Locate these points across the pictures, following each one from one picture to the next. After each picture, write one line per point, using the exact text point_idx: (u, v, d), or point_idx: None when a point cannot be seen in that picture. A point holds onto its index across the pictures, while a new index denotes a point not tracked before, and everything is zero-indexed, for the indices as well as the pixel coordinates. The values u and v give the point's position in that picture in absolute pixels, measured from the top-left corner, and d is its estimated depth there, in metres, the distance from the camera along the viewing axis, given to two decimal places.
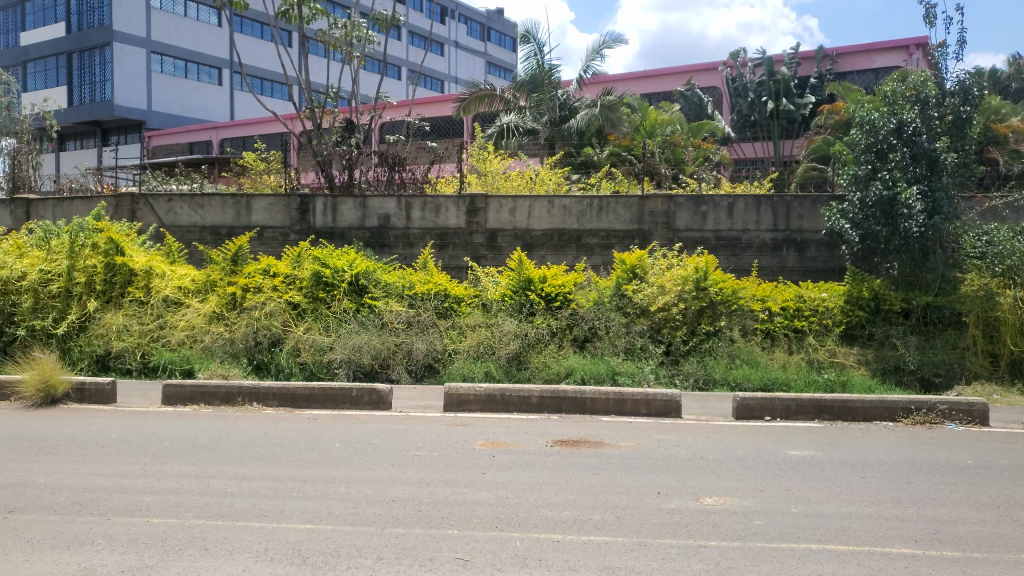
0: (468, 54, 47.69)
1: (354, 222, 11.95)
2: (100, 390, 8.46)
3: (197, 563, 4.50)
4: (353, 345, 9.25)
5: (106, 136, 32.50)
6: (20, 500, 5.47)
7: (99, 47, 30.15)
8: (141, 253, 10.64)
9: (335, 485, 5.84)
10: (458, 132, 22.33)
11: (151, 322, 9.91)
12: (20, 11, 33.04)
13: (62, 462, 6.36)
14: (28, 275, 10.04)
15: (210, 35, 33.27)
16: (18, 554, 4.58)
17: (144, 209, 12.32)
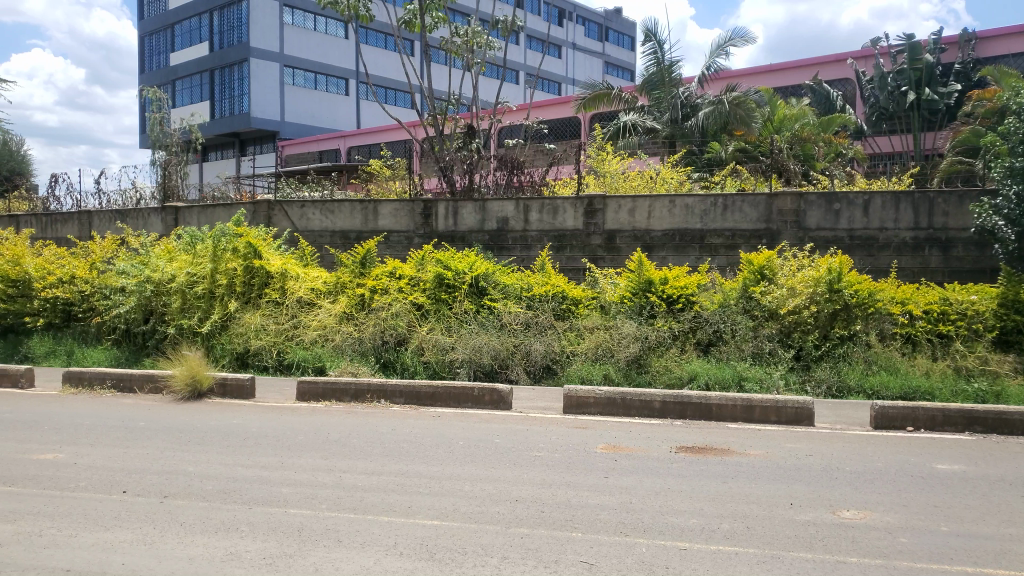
0: (587, 54, 47.64)
1: (474, 225, 12.16)
2: (241, 385, 8.99)
3: (332, 554, 4.69)
4: (473, 345, 9.40)
5: (244, 147, 34.63)
6: (173, 486, 5.89)
7: (237, 63, 32.16)
8: (276, 256, 11.23)
9: (459, 483, 5.94)
10: (575, 134, 22.31)
11: (286, 322, 10.44)
12: (170, 34, 35.83)
13: (209, 451, 6.81)
14: (177, 278, 10.82)
15: (337, 47, 34.83)
16: (173, 537, 4.92)
17: (279, 214, 13.05)
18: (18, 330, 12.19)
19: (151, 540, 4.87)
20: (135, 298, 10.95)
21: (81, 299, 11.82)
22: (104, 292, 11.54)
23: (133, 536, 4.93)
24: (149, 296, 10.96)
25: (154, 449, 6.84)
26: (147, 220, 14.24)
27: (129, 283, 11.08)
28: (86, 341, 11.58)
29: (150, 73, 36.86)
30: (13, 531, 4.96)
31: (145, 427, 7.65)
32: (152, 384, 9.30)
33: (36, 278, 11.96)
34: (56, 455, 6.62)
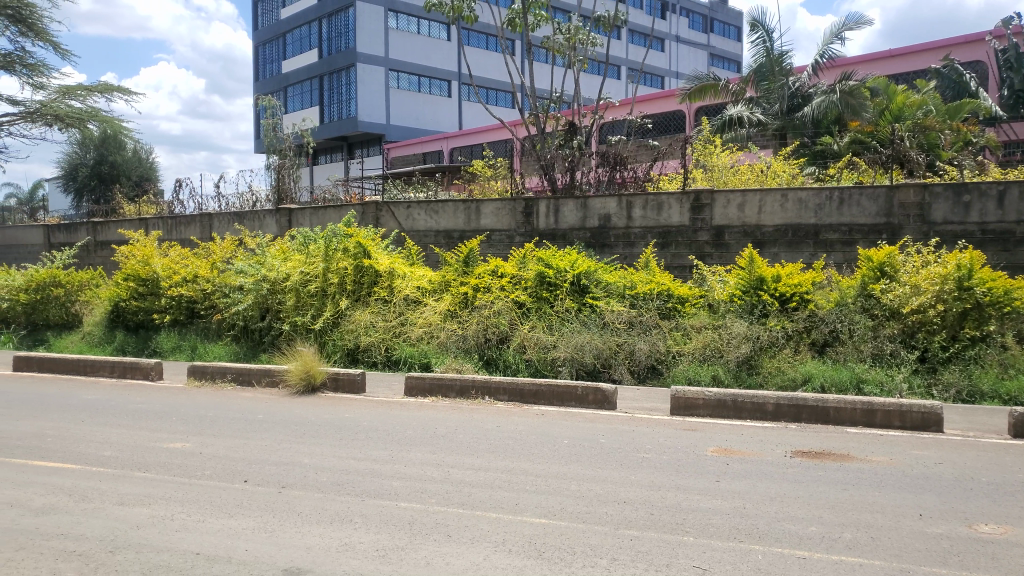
0: (691, 47, 46.66)
1: (576, 223, 12.10)
2: (352, 380, 9.26)
3: (443, 548, 4.75)
4: (576, 344, 9.32)
5: (351, 149, 35.80)
6: (291, 476, 6.12)
7: (344, 69, 33.25)
8: (384, 256, 11.52)
9: (566, 482, 5.90)
10: (680, 127, 21.92)
11: (394, 319, 10.70)
12: (282, 43, 37.48)
13: (323, 444, 7.05)
14: (292, 276, 11.29)
15: (440, 49, 35.47)
16: (291, 526, 5.11)
17: (386, 215, 13.43)
18: (147, 326, 12.98)
19: (271, 529, 5.07)
20: (253, 296, 11.49)
21: (204, 297, 12.48)
22: (224, 290, 12.16)
23: (255, 524, 5.15)
24: (265, 295, 11.46)
25: (272, 441, 7.15)
26: (263, 221, 14.92)
27: (247, 282, 11.63)
28: (208, 337, 12.21)
29: (264, 81, 38.66)
30: (147, 514, 5.29)
31: (263, 419, 8.01)
32: (269, 378, 9.73)
33: (163, 278, 12.73)
34: (184, 445, 7.02)
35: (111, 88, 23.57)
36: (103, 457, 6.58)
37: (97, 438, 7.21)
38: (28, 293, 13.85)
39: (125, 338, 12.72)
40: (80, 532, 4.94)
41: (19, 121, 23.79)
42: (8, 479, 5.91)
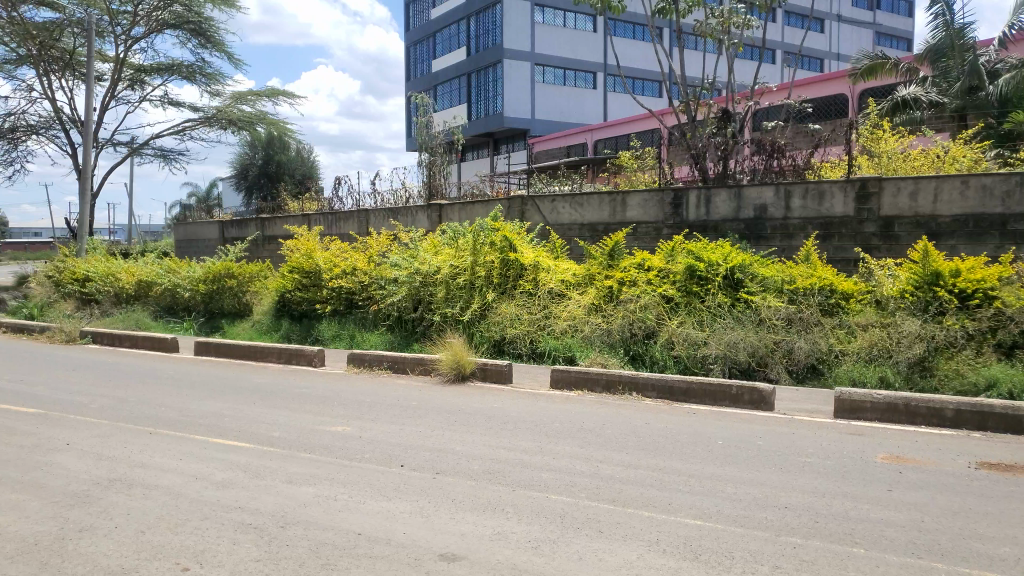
0: (854, 26, 43.89)
1: (728, 213, 11.65)
2: (500, 370, 9.39)
3: (594, 544, 4.68)
4: (728, 341, 8.97)
5: (496, 145, 36.43)
6: (444, 463, 6.27)
7: (491, 65, 33.87)
8: (529, 249, 11.60)
9: (722, 484, 5.68)
10: (842, 112, 20.69)
11: (539, 312, 10.75)
12: (432, 42, 38.72)
13: (474, 433, 7.18)
14: (441, 270, 11.64)
15: (586, 42, 35.34)
16: (446, 511, 5.23)
17: (532, 209, 13.52)
18: (310, 315, 13.77)
19: (427, 514, 5.20)
20: (406, 287, 11.91)
21: (361, 288, 13.08)
22: (380, 282, 12.69)
23: (412, 508, 5.30)
24: (418, 287, 11.86)
25: (425, 428, 7.36)
26: (415, 217, 15.48)
27: (401, 274, 12.08)
28: (365, 326, 12.80)
29: (416, 80, 40.12)
30: (313, 493, 5.58)
31: (417, 406, 8.27)
32: (422, 366, 10.06)
33: (324, 270, 13.44)
34: (345, 428, 7.37)
35: (277, 93, 25.26)
36: (274, 437, 7.03)
37: (267, 419, 7.72)
38: (207, 283, 15.08)
39: (290, 326, 13.55)
40: (255, 506, 5.28)
41: (199, 126, 25.99)
42: (192, 454, 6.43)
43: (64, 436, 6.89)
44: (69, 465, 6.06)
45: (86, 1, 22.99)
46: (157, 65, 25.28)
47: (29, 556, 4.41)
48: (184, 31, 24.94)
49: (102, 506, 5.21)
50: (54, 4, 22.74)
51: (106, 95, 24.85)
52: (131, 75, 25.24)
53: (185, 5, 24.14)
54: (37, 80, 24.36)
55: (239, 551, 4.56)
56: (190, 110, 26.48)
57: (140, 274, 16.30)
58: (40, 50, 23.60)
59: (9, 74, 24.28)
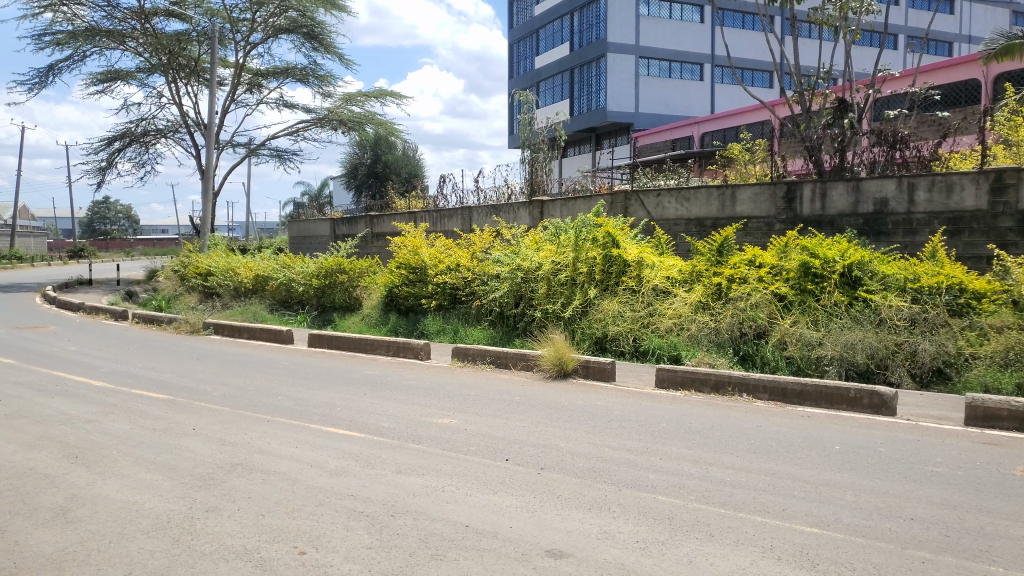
0: (987, 6, 41.04)
1: (846, 208, 11.12)
2: (603, 368, 9.30)
3: (705, 547, 4.55)
4: (845, 342, 8.58)
5: (599, 140, 36.15)
6: (549, 459, 6.26)
7: (595, 60, 33.64)
8: (633, 245, 11.45)
9: (841, 491, 5.41)
10: (972, 99, 19.41)
11: (642, 309, 10.59)
12: (536, 39, 38.82)
13: (579, 430, 7.14)
14: (543, 266, 11.62)
15: (692, 33, 34.57)
16: (552, 508, 5.21)
17: (636, 204, 13.33)
18: (416, 310, 14.05)
19: (534, 509, 5.20)
20: (508, 283, 11.98)
21: (465, 284, 13.27)
22: (483, 278, 12.82)
23: (518, 502, 5.32)
24: (520, 283, 11.89)
25: (530, 423, 7.38)
26: (517, 213, 15.60)
27: (503, 270, 12.17)
28: (468, 322, 12.96)
29: (519, 78, 40.36)
30: (421, 484, 5.68)
31: (521, 402, 8.29)
32: (525, 362, 10.08)
33: (430, 267, 13.66)
34: (451, 421, 7.47)
35: (384, 93, 25.97)
36: (383, 427, 7.21)
37: (377, 410, 7.93)
38: (320, 278, 15.65)
39: (397, 321, 13.86)
40: (366, 495, 5.43)
41: (312, 126, 27.02)
42: (308, 442, 6.68)
43: (191, 422, 7.29)
44: (196, 449, 6.41)
45: (210, 11, 24.34)
46: (274, 69, 26.45)
47: (161, 532, 4.68)
48: (298, 35, 26.00)
49: (225, 489, 5.48)
50: (182, 15, 24.17)
51: (227, 99, 26.20)
52: (250, 79, 26.52)
53: (300, 11, 25.11)
54: (166, 86, 25.95)
55: (353, 537, 4.69)
56: (304, 112, 27.57)
57: (257, 269, 17.08)
58: (169, 58, 25.12)
59: (142, 81, 25.97)
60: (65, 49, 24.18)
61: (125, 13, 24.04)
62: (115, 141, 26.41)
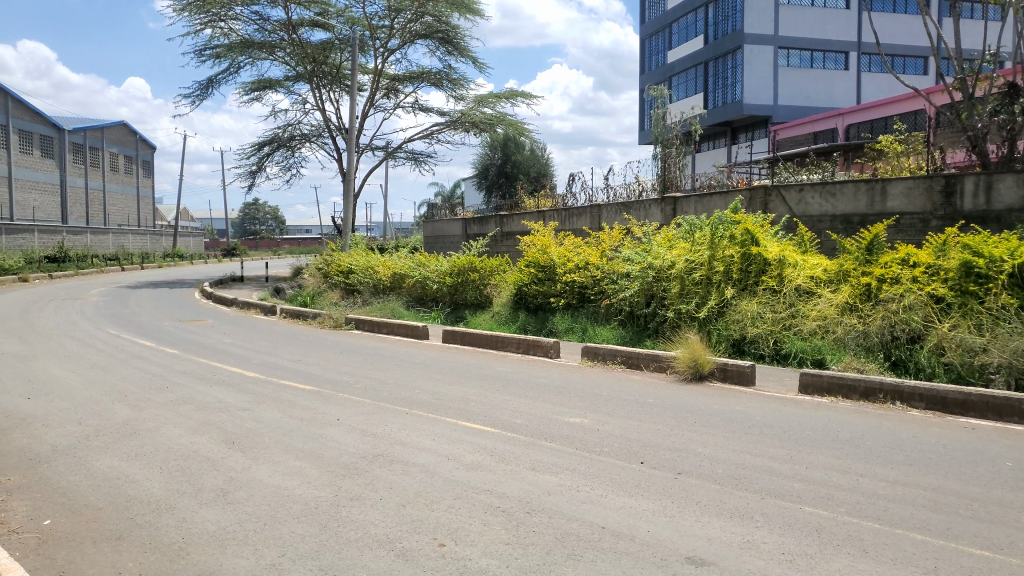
0: None
1: (1016, 203, 10.21)
2: (741, 371, 8.97)
3: (858, 564, 4.27)
4: (1015, 348, 7.82)
5: (734, 135, 34.96)
6: (686, 464, 6.08)
7: (731, 52, 32.62)
8: (774, 243, 10.98)
9: (1015, 513, 4.93)
10: None
11: (784, 311, 10.17)
12: (669, 33, 38.10)
13: (717, 434, 6.90)
14: (677, 264, 11.36)
15: (838, 19, 32.79)
16: (690, 514, 5.05)
17: (776, 200, 12.79)
18: (544, 308, 14.06)
19: (671, 514, 5.06)
20: (639, 282, 11.77)
21: (594, 282, 13.20)
22: (613, 277, 12.69)
23: (654, 506, 5.20)
24: (651, 282, 11.65)
25: (665, 426, 7.21)
26: (648, 210, 15.38)
27: (634, 269, 11.97)
28: (598, 321, 12.87)
29: (651, 73, 39.80)
30: (556, 483, 5.66)
31: (655, 404, 8.13)
32: (657, 363, 9.89)
33: (559, 265, 13.63)
34: (584, 420, 7.43)
35: (515, 94, 26.26)
36: (516, 424, 7.27)
37: (510, 406, 8.00)
38: (453, 276, 16.03)
39: (526, 319, 13.92)
40: (502, 490, 5.48)
41: (446, 129, 27.73)
42: (445, 436, 6.83)
43: (336, 412, 7.63)
44: (340, 438, 6.69)
45: (352, 20, 25.48)
46: (409, 74, 27.34)
47: (311, 518, 4.91)
48: (434, 40, 26.74)
49: (368, 478, 5.69)
50: (326, 25, 25.46)
51: (367, 104, 27.32)
52: (387, 84, 27.55)
53: (435, 16, 25.77)
54: (310, 93, 27.39)
55: (490, 532, 4.73)
56: (438, 115, 28.33)
57: (394, 268, 17.70)
58: (314, 66, 26.47)
59: (289, 89, 27.52)
60: (223, 61, 26.00)
61: (275, 25, 25.58)
62: (265, 147, 28.15)
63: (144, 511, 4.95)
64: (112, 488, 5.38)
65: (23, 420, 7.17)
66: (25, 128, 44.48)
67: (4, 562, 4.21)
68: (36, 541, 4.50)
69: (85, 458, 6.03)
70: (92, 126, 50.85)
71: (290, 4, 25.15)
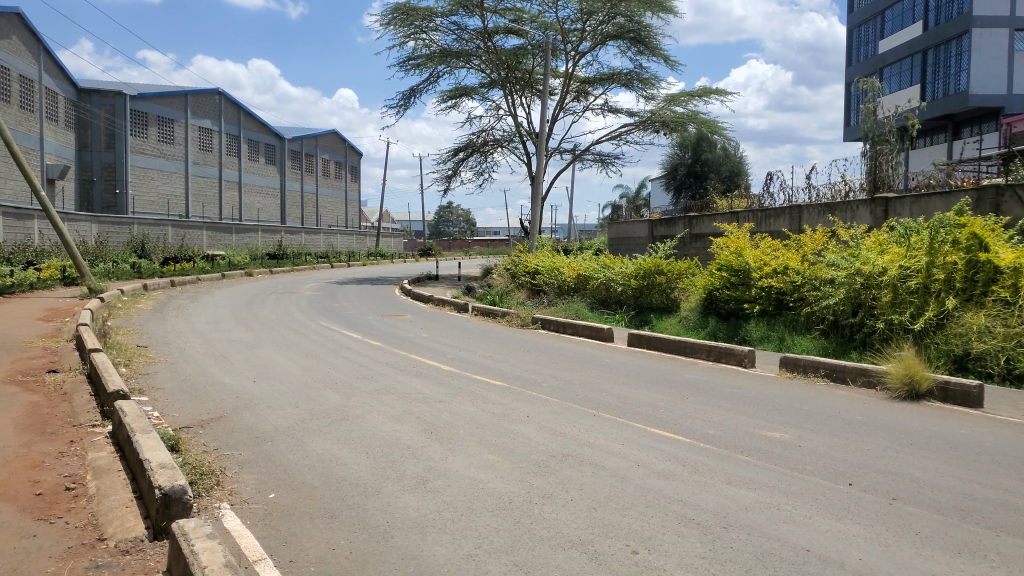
0: None
1: None
2: (966, 393, 8.08)
3: None
4: None
5: (956, 129, 31.77)
6: (902, 490, 5.54)
7: (956, 38, 29.62)
8: (1007, 248, 9.71)
9: None
10: None
11: (1019, 325, 9.04)
12: (881, 21, 35.32)
13: (937, 459, 6.24)
14: (889, 271, 10.47)
15: None
16: (910, 545, 4.59)
17: (1010, 200, 11.39)
18: (737, 314, 13.48)
19: (887, 543, 4.62)
20: (845, 289, 10.99)
21: (793, 288, 12.47)
22: (815, 283, 11.97)
23: (866, 532, 4.78)
24: (858, 289, 10.83)
25: (876, 447, 6.62)
26: (856, 212, 14.33)
27: (839, 275, 11.21)
28: (796, 330, 12.17)
29: (860, 65, 37.13)
30: (753, 498, 5.38)
31: (863, 422, 7.50)
32: (865, 377, 9.15)
33: (753, 269, 13.00)
34: (782, 435, 7.01)
35: (709, 92, 25.49)
36: (709, 434, 6.99)
37: (702, 415, 7.72)
38: (639, 279, 15.81)
39: (717, 324, 13.43)
40: (697, 502, 5.27)
41: (635, 130, 27.45)
42: (634, 441, 6.71)
43: (526, 410, 7.75)
44: (531, 436, 6.78)
45: (545, 24, 25.98)
46: (600, 75, 27.37)
47: (505, 512, 5.00)
48: (625, 41, 26.61)
49: (559, 478, 5.71)
50: (519, 31, 26.16)
51: (557, 108, 27.68)
52: (577, 87, 27.75)
53: (627, 16, 25.60)
54: (503, 99, 28.21)
55: (685, 544, 4.57)
56: (627, 115, 28.16)
57: (580, 269, 17.74)
58: (507, 72, 27.27)
59: (483, 96, 28.52)
60: (423, 71, 27.42)
61: (471, 34, 26.64)
62: (460, 152, 29.36)
63: (354, 494, 5.29)
64: (326, 468, 5.80)
65: (250, 401, 7.94)
66: (252, 137, 49.51)
67: (238, 528, 4.65)
68: (263, 512, 4.94)
69: (302, 439, 6.55)
70: (308, 135, 55.56)
71: (487, 13, 26.06)
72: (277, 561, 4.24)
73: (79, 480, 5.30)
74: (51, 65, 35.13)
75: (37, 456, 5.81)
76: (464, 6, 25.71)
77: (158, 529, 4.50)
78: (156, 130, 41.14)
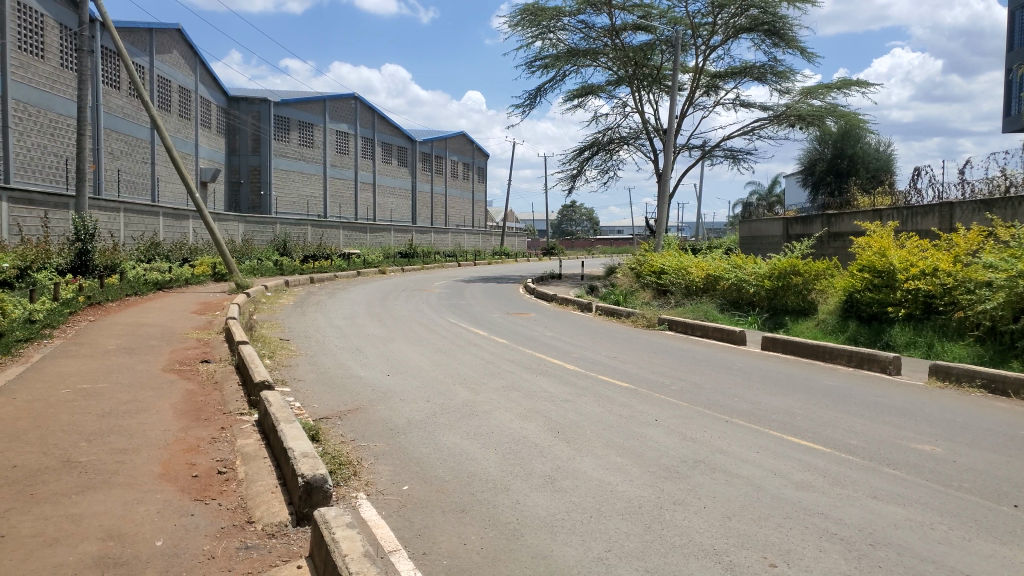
0: None
1: None
2: None
3: None
4: None
5: None
6: None
7: None
8: None
9: None
10: None
11: None
12: None
13: None
14: None
15: None
16: None
17: None
18: (880, 319, 12.66)
19: None
20: (1004, 293, 10.09)
21: (943, 291, 11.57)
22: (969, 286, 11.08)
23: None
24: (1020, 293, 9.92)
25: None
26: (1016, 209, 13.15)
27: (997, 278, 10.31)
28: (947, 336, 11.31)
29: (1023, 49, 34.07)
30: (903, 515, 5.01)
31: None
32: None
33: (899, 270, 12.17)
34: (934, 448, 6.51)
35: (850, 83, 24.13)
36: (852, 445, 6.60)
37: (843, 425, 7.30)
38: (773, 279, 15.19)
39: (857, 328, 12.67)
40: (839, 516, 4.98)
41: (769, 125, 26.39)
42: (771, 450, 6.42)
43: (654, 413, 7.59)
44: (660, 440, 6.63)
45: (674, 19, 25.47)
46: (731, 70, 26.52)
47: (634, 516, 4.90)
48: (759, 33, 25.62)
49: (691, 484, 5.55)
50: (647, 27, 25.78)
51: (686, 103, 27.05)
52: (708, 82, 27.03)
53: (761, 8, 24.70)
54: (630, 96, 27.89)
55: (828, 560, 4.32)
56: (761, 110, 27.13)
57: (708, 268, 17.23)
58: (635, 69, 26.91)
59: (610, 94, 28.31)
60: (550, 71, 27.54)
61: (599, 32, 26.50)
62: (585, 151, 29.28)
63: (484, 489, 5.35)
64: (456, 463, 5.91)
65: (384, 394, 8.22)
66: (385, 140, 51.41)
67: (374, 519, 4.80)
68: (397, 503, 5.08)
69: (433, 433, 6.70)
70: (437, 138, 57.10)
71: (615, 10, 25.85)
72: (412, 552, 4.34)
73: (230, 465, 5.65)
74: (206, 76, 37.87)
75: (194, 440, 6.24)
76: (592, 5, 25.61)
77: (301, 515, 4.71)
78: (297, 134, 43.52)
